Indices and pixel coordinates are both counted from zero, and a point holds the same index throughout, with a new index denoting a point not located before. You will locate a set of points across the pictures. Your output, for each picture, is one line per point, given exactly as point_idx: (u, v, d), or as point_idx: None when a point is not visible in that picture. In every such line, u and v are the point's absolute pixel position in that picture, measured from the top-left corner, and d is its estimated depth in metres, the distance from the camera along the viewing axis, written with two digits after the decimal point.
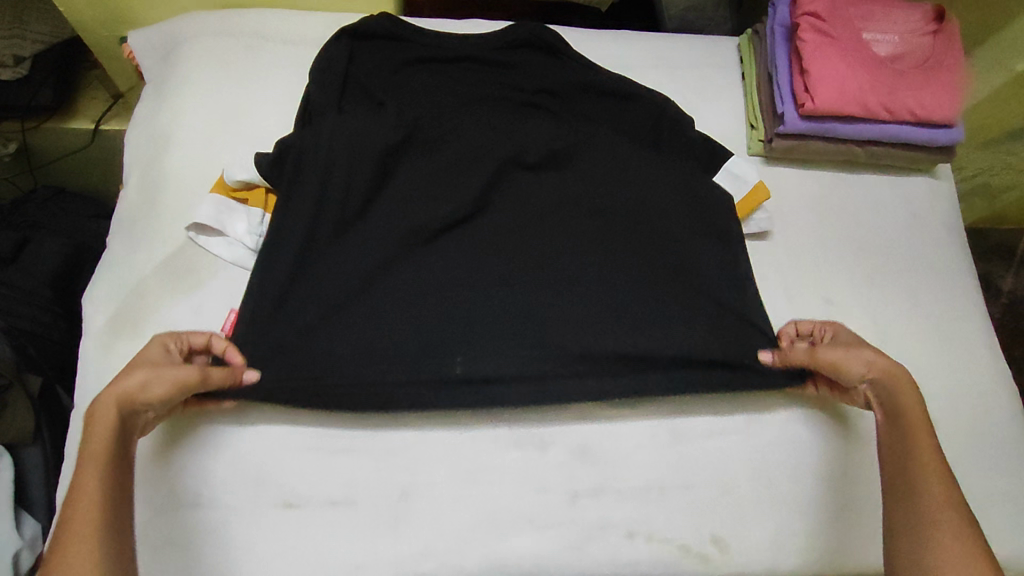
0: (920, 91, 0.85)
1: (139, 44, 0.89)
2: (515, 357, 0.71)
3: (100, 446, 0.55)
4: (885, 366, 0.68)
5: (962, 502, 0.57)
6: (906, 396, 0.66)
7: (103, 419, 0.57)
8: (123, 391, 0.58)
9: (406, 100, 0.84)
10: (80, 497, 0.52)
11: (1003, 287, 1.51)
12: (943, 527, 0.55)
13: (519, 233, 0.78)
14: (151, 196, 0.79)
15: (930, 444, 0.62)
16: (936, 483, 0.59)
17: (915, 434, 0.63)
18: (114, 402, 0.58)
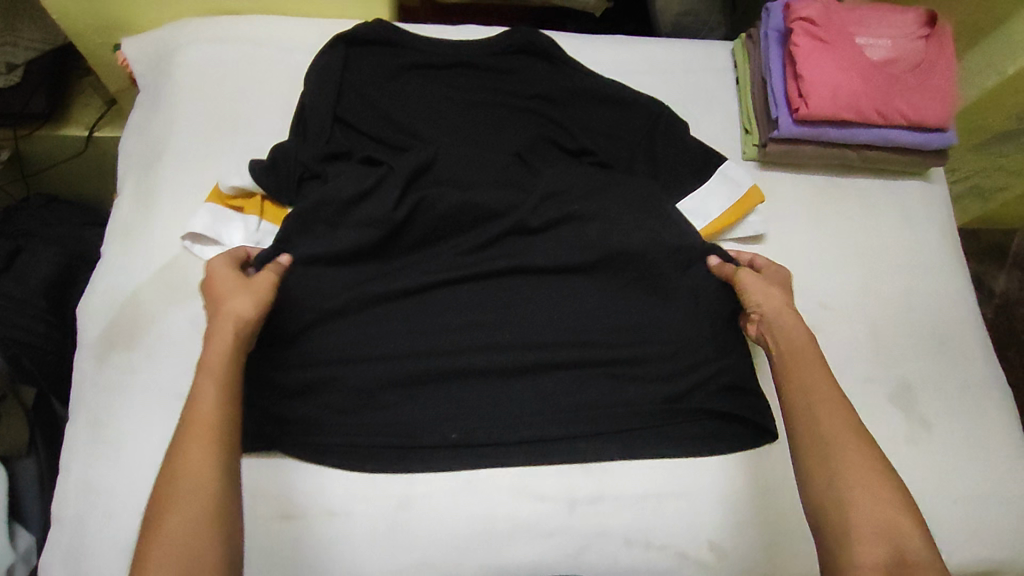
0: (912, 96, 0.85)
1: (133, 52, 0.89)
2: (507, 366, 0.74)
3: (219, 362, 0.61)
4: (784, 305, 0.74)
5: (858, 430, 0.65)
6: (796, 334, 0.72)
7: (220, 340, 0.62)
8: (238, 315, 0.64)
9: (401, 107, 0.84)
10: (198, 408, 0.58)
11: (995, 287, 1.51)
12: (845, 458, 0.63)
13: (513, 244, 0.80)
14: (147, 205, 0.78)
15: (823, 374, 0.69)
16: (829, 413, 0.66)
17: (812, 371, 0.69)
18: (229, 325, 0.63)
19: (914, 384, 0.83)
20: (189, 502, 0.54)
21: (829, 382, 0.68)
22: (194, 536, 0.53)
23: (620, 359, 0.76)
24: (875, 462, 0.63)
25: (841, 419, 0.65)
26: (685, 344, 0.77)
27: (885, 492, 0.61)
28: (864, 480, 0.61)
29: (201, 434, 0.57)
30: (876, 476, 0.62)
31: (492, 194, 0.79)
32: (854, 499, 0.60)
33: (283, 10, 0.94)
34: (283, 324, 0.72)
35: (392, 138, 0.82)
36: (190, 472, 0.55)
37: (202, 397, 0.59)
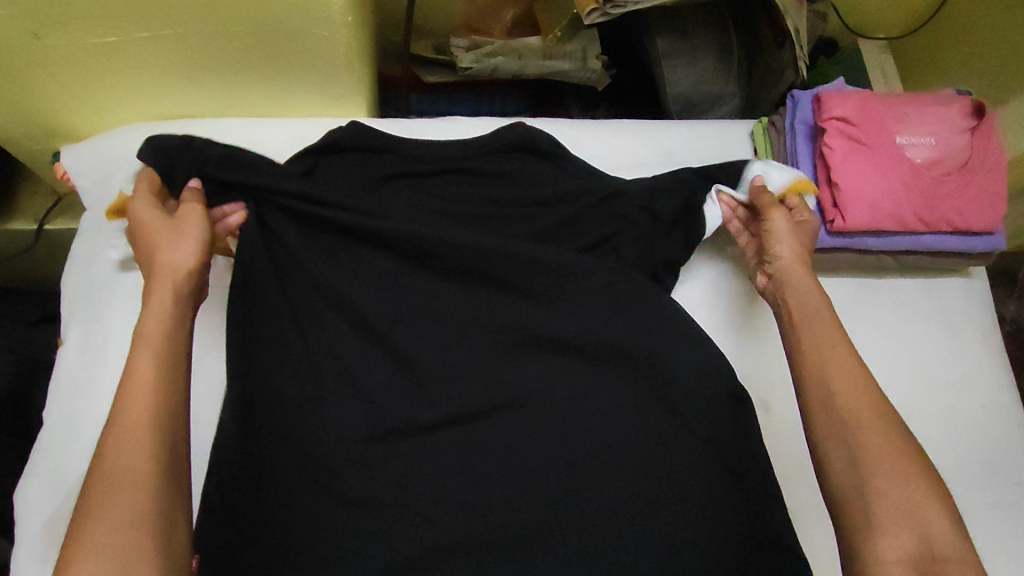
0: (960, 199, 0.76)
1: (74, 166, 0.78)
2: (516, 541, 0.65)
3: (155, 328, 0.59)
4: (799, 267, 0.70)
5: (876, 402, 0.59)
6: (806, 289, 0.68)
7: (158, 297, 0.61)
8: (176, 265, 0.63)
9: (381, 226, 0.73)
10: (134, 383, 0.56)
11: (1005, 314, 1.38)
12: (863, 426, 0.58)
13: (513, 390, 0.70)
14: (92, 364, 0.69)
15: (834, 328, 0.64)
16: (852, 386, 0.60)
17: (825, 335, 0.64)
18: (167, 277, 0.62)
19: (960, 522, 0.76)
20: (131, 483, 0.51)
21: (839, 335, 0.64)
22: (132, 524, 0.50)
23: (638, 515, 0.67)
24: (894, 432, 0.58)
25: (865, 400, 0.59)
26: (713, 500, 0.67)
27: (908, 471, 0.56)
28: (885, 454, 0.57)
29: (132, 417, 0.54)
30: (907, 467, 0.56)
31: (488, 340, 0.71)
32: (871, 478, 0.56)
33: (245, 107, 0.83)
34: (254, 508, 0.65)
35: (372, 269, 0.73)
36: (125, 450, 0.53)
37: (138, 373, 0.56)
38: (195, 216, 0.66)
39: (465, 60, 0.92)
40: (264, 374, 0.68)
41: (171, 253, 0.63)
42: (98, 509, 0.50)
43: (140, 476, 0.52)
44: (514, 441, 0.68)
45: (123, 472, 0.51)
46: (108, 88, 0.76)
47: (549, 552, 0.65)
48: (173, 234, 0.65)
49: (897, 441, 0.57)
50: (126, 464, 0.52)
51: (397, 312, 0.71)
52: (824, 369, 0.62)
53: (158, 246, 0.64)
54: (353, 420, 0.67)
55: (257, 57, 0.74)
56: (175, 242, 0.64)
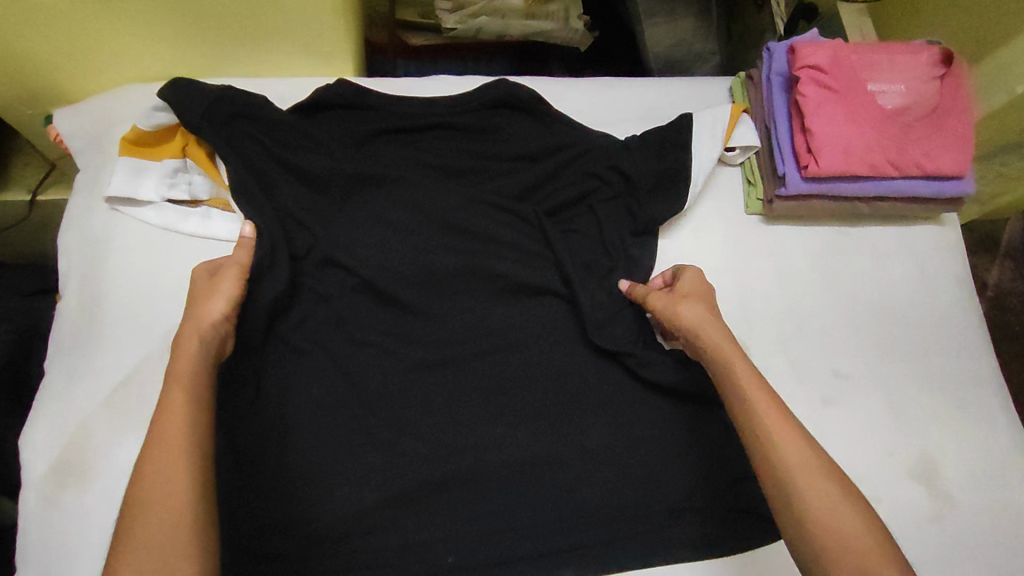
0: (928, 144, 0.79)
1: (66, 127, 0.79)
2: (504, 477, 0.69)
3: (186, 367, 0.58)
4: (707, 324, 0.68)
5: (817, 469, 0.57)
6: (734, 364, 0.64)
7: (188, 348, 0.59)
8: (209, 316, 0.61)
9: (369, 179, 0.75)
10: (166, 414, 0.55)
11: (988, 280, 1.40)
12: (816, 510, 0.55)
13: (500, 335, 0.73)
14: (91, 317, 0.72)
15: (766, 395, 0.62)
16: (801, 471, 0.57)
17: (766, 416, 0.60)
18: (198, 323, 0.61)
19: (931, 459, 0.79)
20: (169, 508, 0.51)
21: (779, 411, 0.60)
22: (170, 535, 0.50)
23: (619, 450, 0.71)
24: (829, 481, 0.56)
25: (797, 457, 0.57)
26: (686, 432, 0.72)
27: (869, 544, 0.53)
28: (829, 518, 0.54)
29: (168, 448, 0.53)
30: (846, 512, 0.55)
31: (476, 290, 0.74)
32: (832, 560, 0.53)
33: (235, 68, 0.85)
34: (241, 446, 0.66)
35: (359, 220, 0.74)
36: (162, 478, 0.52)
37: (169, 404, 0.56)
38: (228, 275, 0.65)
39: (450, 22, 0.94)
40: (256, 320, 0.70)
41: (203, 304, 0.62)
42: (138, 519, 0.51)
43: (174, 501, 0.51)
44: (500, 383, 0.71)
45: (154, 494, 0.51)
46: (98, 48, 0.77)
47: (534, 488, 0.69)
48: (211, 289, 0.64)
49: (849, 515, 0.55)
50: (157, 492, 0.51)
51: (387, 259, 0.72)
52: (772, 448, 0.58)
53: (201, 301, 0.63)
54: (349, 363, 0.70)
55: (243, 15, 0.75)
56: (214, 285, 0.64)
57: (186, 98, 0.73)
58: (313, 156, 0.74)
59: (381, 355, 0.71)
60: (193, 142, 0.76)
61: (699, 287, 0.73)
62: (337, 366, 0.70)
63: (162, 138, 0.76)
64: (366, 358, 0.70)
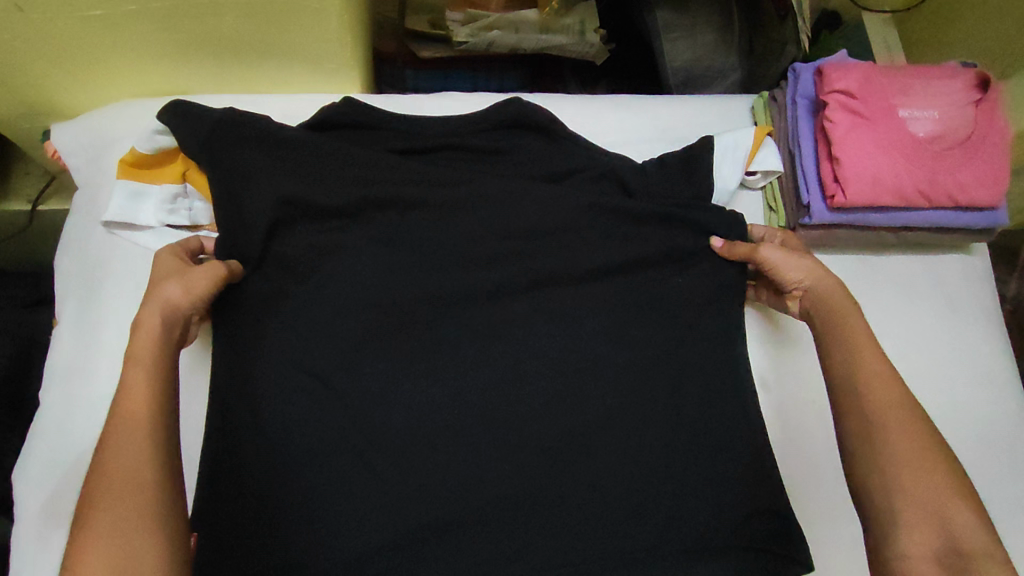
0: (962, 172, 0.75)
1: (65, 144, 0.77)
2: (513, 515, 0.65)
3: (148, 350, 0.59)
4: (825, 277, 0.70)
5: (905, 409, 0.60)
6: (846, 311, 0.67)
7: (149, 325, 0.60)
8: (167, 296, 0.62)
9: (374, 202, 0.71)
10: (129, 392, 0.56)
11: (1007, 292, 1.35)
12: (895, 443, 0.59)
13: (509, 364, 0.69)
14: (88, 345, 0.70)
15: (871, 345, 0.65)
16: (890, 408, 0.60)
17: (865, 354, 0.64)
18: (158, 305, 0.61)
19: None
20: (125, 486, 0.51)
21: (877, 356, 0.64)
22: (133, 501, 0.51)
23: (634, 488, 0.68)
24: (919, 428, 0.59)
25: (887, 395, 0.61)
26: (705, 471, 0.69)
27: (941, 476, 0.57)
28: (913, 457, 0.58)
29: (132, 420, 0.55)
30: (927, 461, 0.57)
31: (486, 316, 0.71)
32: (906, 483, 0.57)
33: (239, 84, 0.82)
34: (238, 482, 0.63)
35: (365, 244, 0.70)
36: (124, 449, 0.53)
37: (132, 384, 0.57)
38: (204, 273, 0.63)
39: (460, 35, 0.90)
40: (254, 350, 0.67)
41: (160, 287, 0.62)
42: (103, 500, 0.51)
43: (139, 474, 0.52)
44: (510, 414, 0.68)
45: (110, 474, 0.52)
46: (98, 62, 0.74)
47: (544, 526, 0.66)
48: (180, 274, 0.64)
49: (927, 448, 0.58)
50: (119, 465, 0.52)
51: (394, 284, 0.70)
52: (864, 388, 0.62)
53: (161, 280, 0.63)
54: (351, 395, 0.66)
55: (248, 31, 0.72)
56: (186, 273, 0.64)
57: (193, 116, 0.70)
58: (318, 181, 0.70)
59: (383, 384, 0.67)
60: (195, 166, 0.73)
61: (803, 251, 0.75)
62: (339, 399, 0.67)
63: (163, 160, 0.73)
64: (367, 388, 0.67)
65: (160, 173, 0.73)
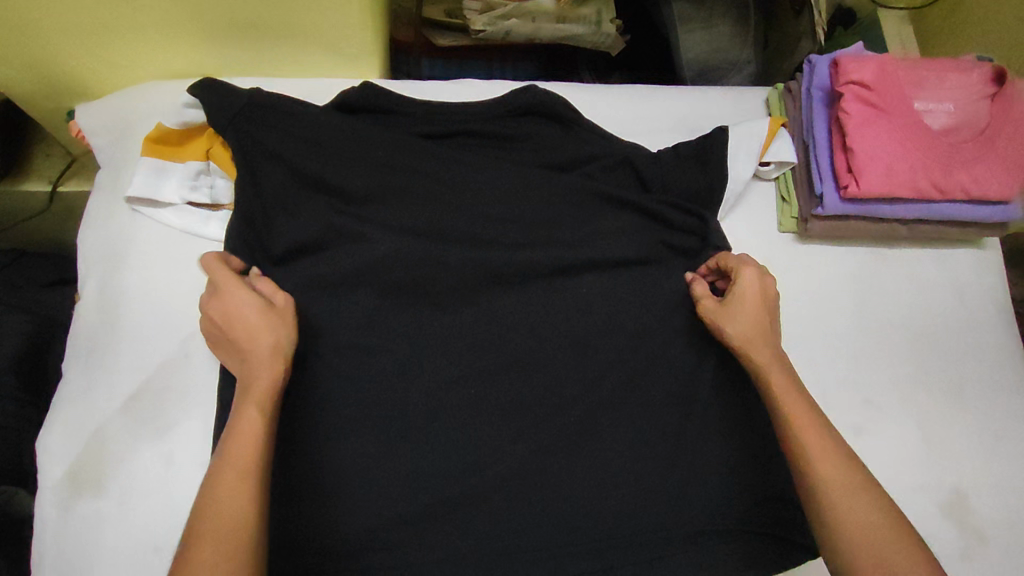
0: (974, 166, 0.75)
1: (88, 123, 0.78)
2: (524, 495, 0.66)
3: (267, 389, 0.59)
4: (756, 341, 0.66)
5: (853, 484, 0.56)
6: (767, 370, 0.65)
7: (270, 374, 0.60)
8: (280, 350, 0.61)
9: (393, 186, 0.72)
10: (238, 439, 0.55)
11: None
12: (848, 525, 0.54)
13: (522, 347, 0.70)
14: (110, 320, 0.71)
15: (807, 412, 0.61)
16: (822, 461, 0.57)
17: (804, 426, 0.60)
18: (275, 359, 0.61)
19: (962, 491, 0.77)
20: (230, 522, 0.49)
21: (811, 412, 0.61)
22: (242, 547, 0.49)
23: (645, 471, 0.68)
24: (870, 504, 0.55)
25: (833, 471, 0.57)
26: (714, 456, 0.70)
27: (891, 541, 0.53)
28: (870, 536, 0.53)
29: (239, 463, 0.53)
30: (885, 540, 0.53)
31: (501, 298, 0.71)
32: (853, 543, 0.54)
33: (260, 68, 0.84)
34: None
35: (381, 225, 0.71)
36: (232, 489, 0.51)
37: (245, 424, 0.56)
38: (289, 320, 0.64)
39: (478, 23, 0.91)
40: None
41: (269, 335, 0.62)
42: (205, 544, 0.48)
43: (243, 520, 0.50)
44: (523, 396, 0.69)
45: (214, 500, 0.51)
46: (122, 44, 0.76)
47: (555, 507, 0.67)
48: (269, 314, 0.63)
49: (863, 500, 0.55)
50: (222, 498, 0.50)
51: (407, 265, 0.70)
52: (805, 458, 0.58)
53: (267, 327, 0.62)
54: (364, 376, 0.67)
55: (271, 16, 0.74)
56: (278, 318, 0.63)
57: (216, 97, 0.71)
58: (338, 164, 0.72)
59: (395, 365, 0.68)
60: (217, 143, 0.74)
61: (755, 301, 0.68)
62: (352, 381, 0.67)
63: (187, 136, 0.75)
64: (380, 370, 0.67)
65: (183, 148, 0.75)
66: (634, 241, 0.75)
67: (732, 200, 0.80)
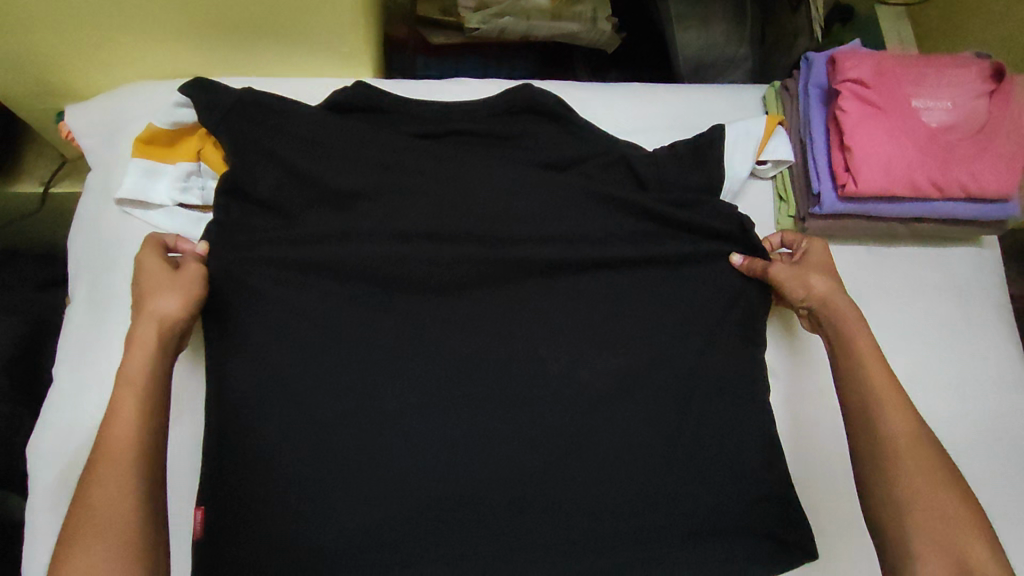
0: (976, 163, 0.75)
1: (78, 124, 0.77)
2: (516, 498, 0.66)
3: (140, 367, 0.60)
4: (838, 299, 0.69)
5: (921, 438, 0.61)
6: (848, 328, 0.68)
7: (145, 345, 0.61)
8: (156, 315, 0.62)
9: (387, 186, 0.71)
10: (115, 429, 0.57)
11: None
12: (911, 472, 0.59)
13: (512, 348, 0.69)
14: (99, 324, 0.71)
15: (883, 370, 0.65)
16: (896, 414, 0.62)
17: (878, 380, 0.64)
18: (150, 325, 0.62)
19: None
20: (107, 519, 0.52)
21: (886, 371, 0.65)
22: (111, 535, 0.52)
23: (637, 473, 0.68)
24: (931, 457, 0.60)
25: (903, 424, 0.61)
26: (710, 458, 0.69)
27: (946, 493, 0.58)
28: (929, 487, 0.58)
29: (112, 454, 0.55)
30: (941, 490, 0.58)
31: (494, 298, 0.71)
32: (918, 500, 0.58)
33: (252, 68, 0.83)
34: (244, 460, 0.64)
35: (372, 227, 0.70)
36: (103, 485, 0.54)
37: (120, 410, 0.58)
38: (186, 282, 0.64)
39: (472, 20, 0.90)
40: (262, 331, 0.67)
41: (149, 302, 0.63)
42: (88, 528, 0.52)
43: (118, 504, 0.53)
44: (514, 397, 0.68)
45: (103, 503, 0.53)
46: (111, 44, 0.75)
47: (546, 510, 0.66)
48: (154, 286, 0.64)
49: (927, 451, 0.60)
50: (102, 497, 0.53)
51: (397, 265, 0.69)
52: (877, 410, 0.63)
53: (151, 296, 0.63)
54: (356, 380, 0.66)
55: (261, 15, 0.73)
56: (159, 287, 0.63)
57: (209, 96, 0.70)
58: (331, 165, 0.71)
59: (386, 368, 0.67)
60: (209, 143, 0.73)
61: (827, 261, 0.73)
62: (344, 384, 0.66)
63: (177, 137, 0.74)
64: (370, 374, 0.67)
65: (174, 148, 0.74)
66: (626, 241, 0.74)
67: (730, 197, 0.79)
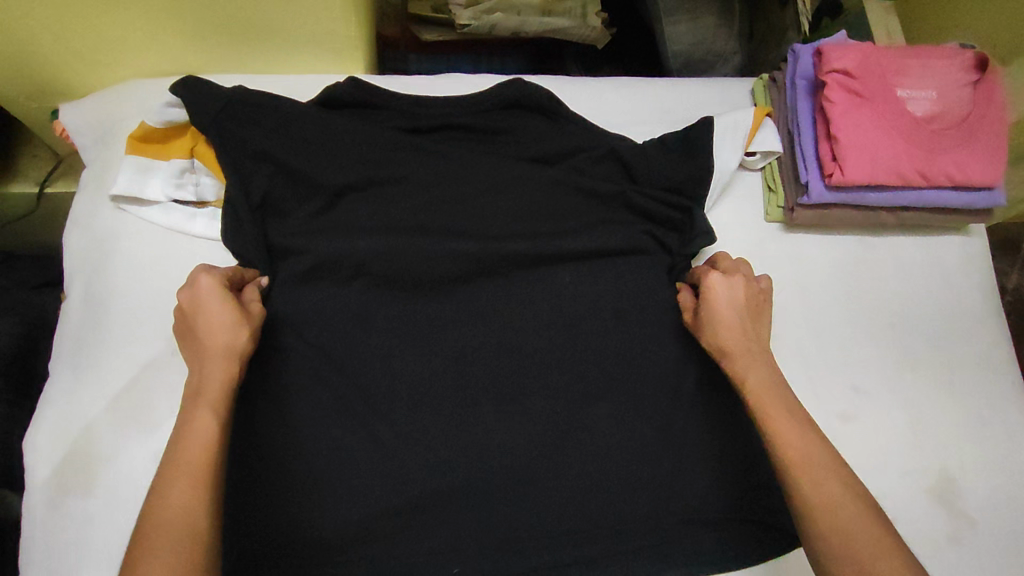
0: (960, 153, 0.76)
1: (71, 123, 0.78)
2: (516, 485, 0.67)
3: (219, 389, 0.57)
4: (744, 349, 0.65)
5: (845, 491, 0.56)
6: (757, 377, 0.64)
7: (222, 378, 0.58)
8: (235, 350, 0.59)
9: (380, 180, 0.72)
10: (190, 443, 0.53)
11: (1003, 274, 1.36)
12: (838, 531, 0.54)
13: (510, 339, 0.70)
14: (95, 321, 0.71)
15: (794, 421, 0.60)
16: (816, 469, 0.57)
17: (789, 432, 0.59)
18: (229, 359, 0.59)
19: (950, 474, 0.77)
20: (182, 531, 0.49)
21: (799, 421, 0.60)
22: (185, 552, 0.48)
23: (634, 460, 0.68)
24: (859, 511, 0.55)
25: (823, 479, 0.56)
26: (704, 445, 0.70)
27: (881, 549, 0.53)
28: (861, 545, 0.53)
29: (192, 466, 0.52)
30: (874, 547, 0.53)
31: (488, 292, 0.72)
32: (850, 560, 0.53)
33: (245, 65, 0.83)
34: (242, 453, 0.64)
35: (365, 220, 0.71)
36: (179, 499, 0.50)
37: (198, 427, 0.54)
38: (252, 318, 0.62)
39: (464, 19, 0.90)
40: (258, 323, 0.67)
41: (230, 335, 0.59)
42: (165, 540, 0.48)
43: (192, 518, 0.50)
44: (511, 386, 0.69)
45: (175, 512, 0.50)
46: (105, 43, 0.75)
47: (547, 497, 0.67)
48: (220, 316, 0.60)
49: (855, 504, 0.56)
50: (181, 513, 0.49)
51: (390, 256, 0.70)
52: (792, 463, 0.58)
53: (221, 329, 0.59)
54: (352, 370, 0.67)
55: (253, 13, 0.73)
56: (227, 317, 0.60)
57: (196, 95, 0.70)
58: (323, 160, 0.71)
59: (382, 359, 0.68)
60: (200, 141, 0.74)
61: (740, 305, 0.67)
62: (340, 375, 0.67)
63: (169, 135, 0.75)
64: (366, 364, 0.67)
65: (166, 145, 0.74)
66: (617, 232, 0.75)
67: (720, 190, 0.80)
